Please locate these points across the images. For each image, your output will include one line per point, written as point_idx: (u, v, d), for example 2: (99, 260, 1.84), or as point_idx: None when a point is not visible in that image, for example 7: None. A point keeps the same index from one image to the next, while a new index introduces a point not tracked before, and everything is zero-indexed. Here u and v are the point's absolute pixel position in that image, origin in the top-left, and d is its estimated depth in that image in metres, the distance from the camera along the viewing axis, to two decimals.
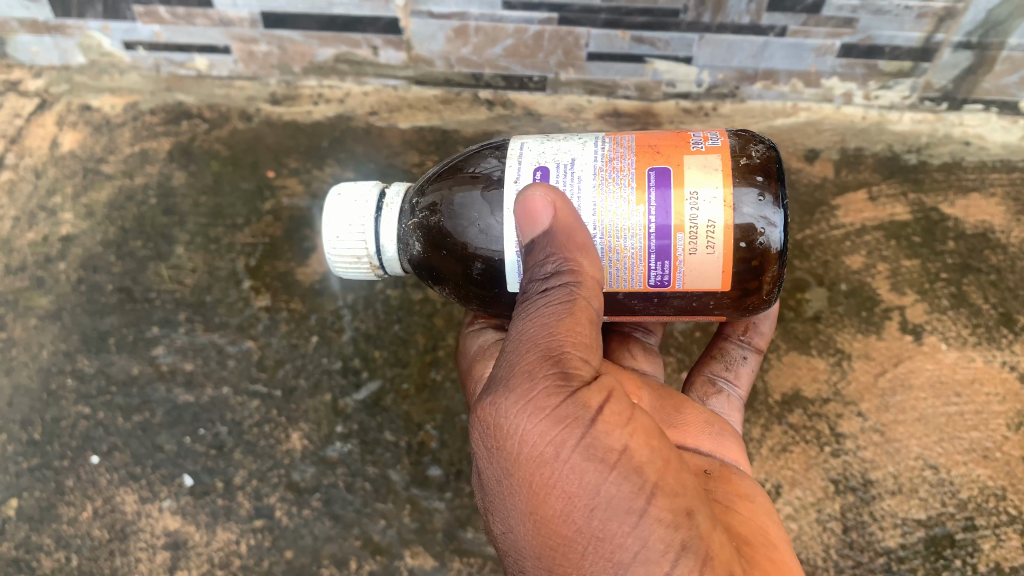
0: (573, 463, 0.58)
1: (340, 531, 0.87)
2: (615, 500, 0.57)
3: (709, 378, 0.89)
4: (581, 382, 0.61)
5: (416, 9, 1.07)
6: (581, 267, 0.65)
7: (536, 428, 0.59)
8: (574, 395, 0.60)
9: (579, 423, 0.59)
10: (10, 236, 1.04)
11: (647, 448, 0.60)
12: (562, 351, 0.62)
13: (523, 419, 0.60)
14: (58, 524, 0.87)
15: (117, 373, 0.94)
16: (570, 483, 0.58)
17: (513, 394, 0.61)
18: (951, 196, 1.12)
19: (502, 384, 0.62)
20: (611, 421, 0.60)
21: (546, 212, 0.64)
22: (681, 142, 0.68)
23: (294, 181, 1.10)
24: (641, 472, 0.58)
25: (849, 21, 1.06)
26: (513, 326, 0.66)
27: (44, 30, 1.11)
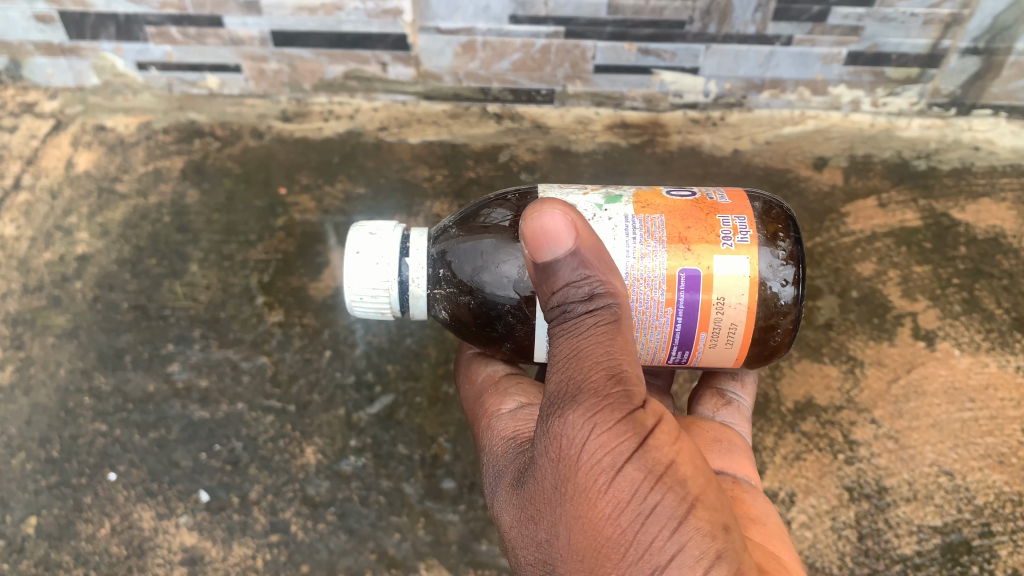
0: (626, 472, 0.58)
1: (355, 545, 0.87)
2: (660, 508, 0.58)
3: (717, 391, 0.87)
4: (640, 400, 0.61)
5: (425, 25, 1.08)
6: (614, 286, 0.63)
7: (597, 438, 0.59)
8: (632, 411, 0.60)
9: (634, 434, 0.59)
10: (27, 256, 1.05)
11: (692, 465, 0.60)
12: (619, 367, 0.61)
13: (588, 428, 0.59)
14: (77, 541, 0.87)
15: (133, 390, 0.95)
16: (620, 491, 0.58)
17: (579, 405, 0.60)
18: (962, 200, 1.11)
19: (566, 395, 0.61)
20: (662, 438, 0.60)
21: (567, 232, 0.62)
22: (709, 209, 0.69)
23: (306, 197, 1.11)
24: (686, 484, 0.59)
25: (855, 29, 1.06)
26: (555, 343, 0.64)
27: (58, 53, 1.13)
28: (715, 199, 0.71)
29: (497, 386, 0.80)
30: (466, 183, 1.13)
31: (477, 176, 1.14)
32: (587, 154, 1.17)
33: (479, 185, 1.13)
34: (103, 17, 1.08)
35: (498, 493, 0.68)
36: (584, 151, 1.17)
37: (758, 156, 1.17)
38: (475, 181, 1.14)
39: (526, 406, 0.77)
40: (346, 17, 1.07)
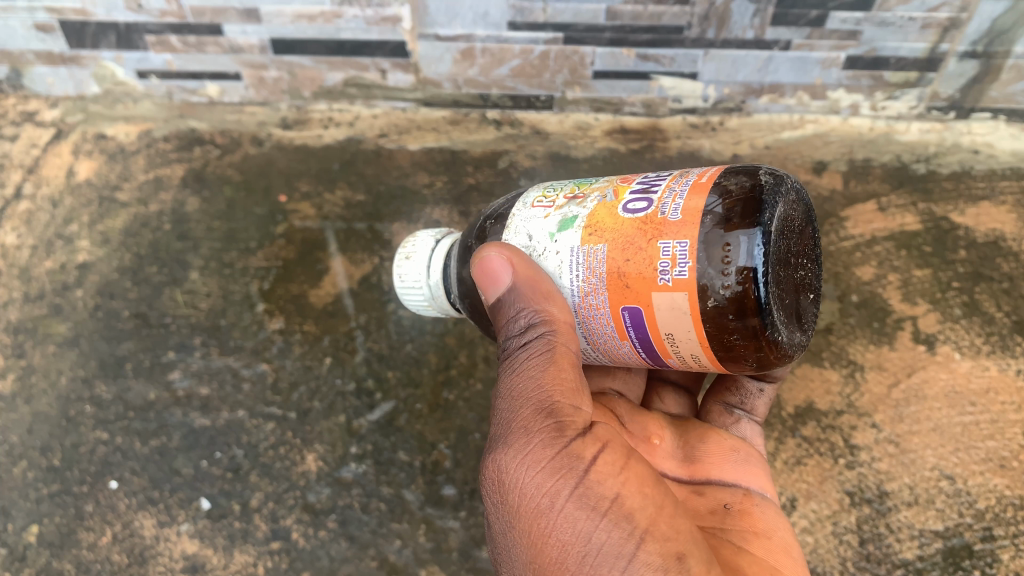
0: (565, 512, 0.62)
1: (356, 552, 0.87)
2: (606, 545, 0.61)
3: (725, 408, 0.87)
4: (573, 432, 0.65)
5: (424, 32, 1.08)
6: (552, 316, 0.67)
7: (534, 480, 0.63)
8: (566, 447, 0.64)
9: (570, 471, 0.63)
10: (28, 264, 1.06)
11: (640, 495, 0.64)
12: (550, 402, 0.66)
13: (522, 470, 0.64)
14: (78, 550, 0.87)
15: (134, 399, 0.96)
16: (564, 531, 0.62)
17: (512, 447, 0.65)
18: (961, 204, 1.12)
19: (502, 440, 0.66)
20: (603, 471, 0.64)
21: (504, 271, 0.67)
22: (654, 233, 0.62)
23: (306, 204, 1.11)
24: (632, 518, 0.62)
25: (853, 34, 1.06)
26: (502, 384, 0.70)
27: (59, 62, 1.13)
28: (666, 216, 0.62)
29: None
30: (465, 189, 1.14)
31: (477, 182, 1.14)
32: (586, 159, 1.17)
33: (479, 192, 1.13)
34: (103, 26, 1.08)
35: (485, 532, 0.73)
36: (583, 156, 1.17)
37: (757, 161, 1.17)
38: (475, 187, 1.14)
39: None
40: (345, 24, 1.07)
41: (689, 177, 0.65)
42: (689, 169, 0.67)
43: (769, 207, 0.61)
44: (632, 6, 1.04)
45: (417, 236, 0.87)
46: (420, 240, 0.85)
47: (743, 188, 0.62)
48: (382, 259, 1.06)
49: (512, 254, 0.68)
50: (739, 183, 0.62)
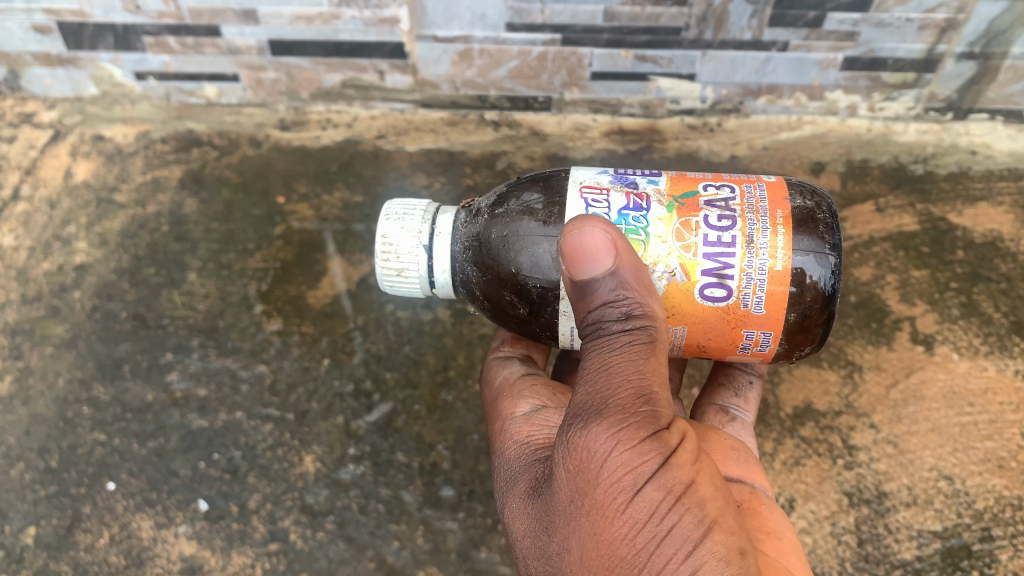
0: (644, 492, 0.58)
1: (354, 553, 0.87)
2: (677, 530, 0.57)
3: (720, 408, 0.88)
4: (664, 419, 0.61)
5: (422, 33, 1.08)
6: (651, 310, 0.64)
7: (618, 456, 0.58)
8: (655, 430, 0.59)
9: (657, 453, 0.59)
10: (26, 266, 1.06)
11: (710, 486, 0.60)
12: (646, 386, 0.61)
13: (609, 443, 0.59)
14: (75, 552, 0.87)
15: (132, 400, 0.95)
16: (638, 511, 0.58)
17: (601, 419, 0.60)
18: (959, 205, 1.12)
19: (584, 413, 0.61)
20: (682, 457, 0.60)
21: (607, 252, 0.62)
22: (736, 321, 0.68)
23: (304, 206, 1.11)
24: (704, 506, 0.59)
25: (851, 35, 1.07)
26: (585, 359, 0.64)
27: (57, 63, 1.13)
28: (749, 308, 0.67)
29: (515, 390, 0.80)
30: (463, 191, 1.14)
31: (475, 183, 1.15)
32: (584, 161, 1.17)
33: (476, 193, 1.14)
34: (101, 28, 1.08)
35: (511, 502, 0.68)
36: (581, 158, 1.18)
37: (754, 162, 1.17)
38: (473, 188, 1.14)
39: (540, 408, 0.76)
40: (343, 26, 1.07)
41: (766, 252, 0.66)
42: (754, 228, 0.67)
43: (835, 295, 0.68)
44: (630, 8, 1.04)
45: (393, 237, 0.78)
46: (403, 250, 0.77)
47: (819, 280, 0.67)
48: None
49: (614, 242, 0.63)
50: (815, 277, 0.67)
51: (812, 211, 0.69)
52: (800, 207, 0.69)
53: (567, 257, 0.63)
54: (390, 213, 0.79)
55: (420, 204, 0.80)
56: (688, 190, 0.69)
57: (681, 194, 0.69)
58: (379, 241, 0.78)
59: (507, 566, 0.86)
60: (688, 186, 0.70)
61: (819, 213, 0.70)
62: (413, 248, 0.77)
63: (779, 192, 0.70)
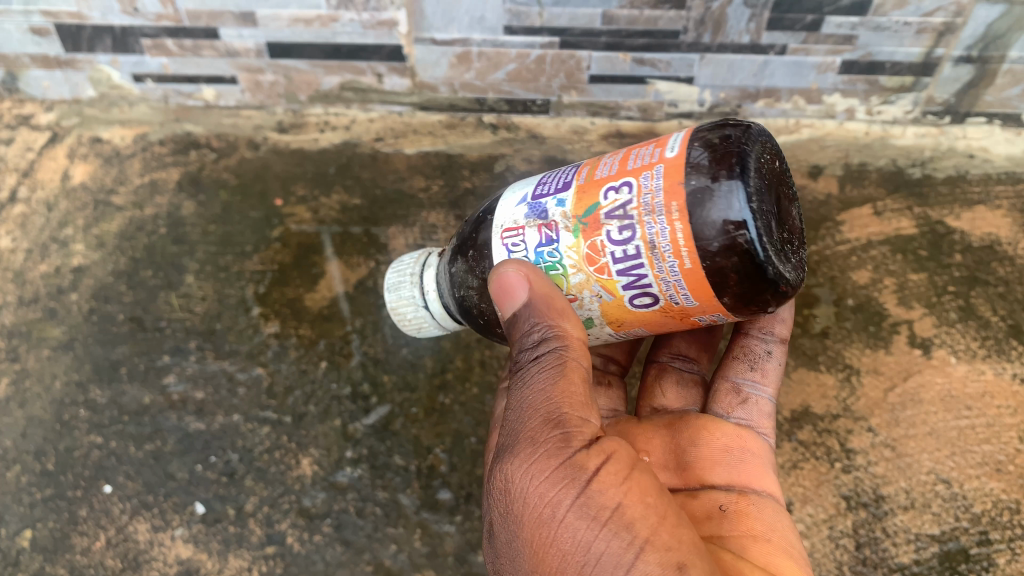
0: (566, 521, 0.63)
1: (351, 557, 0.87)
2: (605, 556, 0.61)
3: (734, 385, 0.85)
4: (581, 444, 0.65)
5: (420, 36, 1.08)
6: (565, 332, 0.69)
7: (537, 491, 0.64)
8: (570, 457, 0.64)
9: (573, 482, 0.63)
10: (23, 268, 1.05)
11: (642, 504, 0.64)
12: (560, 414, 0.66)
13: (527, 480, 0.65)
14: (72, 555, 0.87)
15: (129, 403, 0.95)
16: (565, 540, 0.62)
17: (520, 457, 0.66)
18: (956, 208, 1.12)
19: (509, 451, 0.67)
20: (606, 481, 0.64)
21: (521, 286, 0.68)
22: (679, 312, 0.67)
23: (302, 209, 1.11)
24: (632, 528, 0.62)
25: (849, 38, 1.07)
26: (513, 392, 0.71)
27: (54, 65, 1.13)
28: (683, 305, 0.66)
29: None
30: (461, 194, 1.14)
31: (473, 186, 1.15)
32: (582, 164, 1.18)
33: (475, 196, 1.14)
34: (99, 30, 1.08)
35: None
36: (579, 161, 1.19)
37: None
38: (471, 191, 1.15)
39: None
40: (341, 28, 1.07)
41: (671, 255, 0.62)
42: (653, 232, 0.62)
43: (765, 265, 0.61)
44: (628, 11, 1.04)
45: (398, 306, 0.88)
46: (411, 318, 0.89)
47: (735, 267, 0.61)
48: (379, 264, 1.06)
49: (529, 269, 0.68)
50: (728, 221, 0.60)
51: (710, 187, 0.61)
52: (692, 182, 0.61)
53: (496, 295, 0.70)
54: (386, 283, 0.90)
55: (409, 266, 0.88)
56: (588, 207, 0.66)
57: (584, 211, 0.66)
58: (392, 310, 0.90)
59: None
60: (592, 194, 0.67)
61: (724, 180, 0.61)
62: (416, 311, 0.87)
63: (677, 170, 0.63)
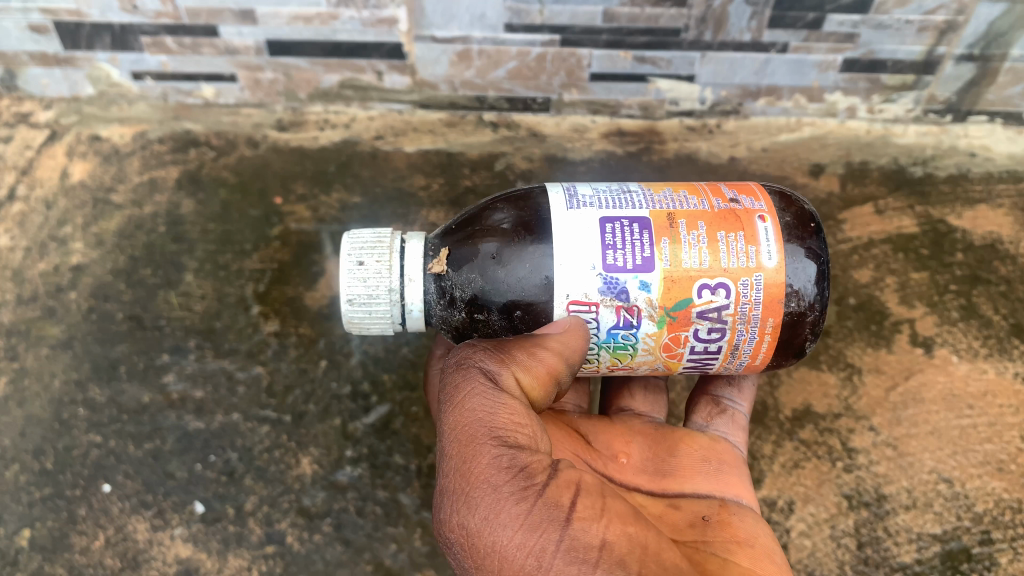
0: (555, 569, 0.59)
1: (351, 556, 0.86)
2: None
3: (713, 399, 0.88)
4: (546, 483, 0.63)
5: (420, 34, 1.08)
6: (522, 375, 0.69)
7: (515, 540, 0.60)
8: (543, 499, 0.61)
9: (554, 525, 0.60)
10: (21, 266, 1.05)
11: (624, 535, 0.61)
12: (518, 455, 0.63)
13: (497, 531, 0.60)
14: (71, 554, 0.87)
15: (128, 402, 0.95)
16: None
17: (483, 506, 0.61)
18: (958, 207, 1.12)
19: (466, 500, 0.62)
20: (585, 517, 0.61)
21: (558, 329, 0.71)
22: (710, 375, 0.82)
23: (302, 207, 1.11)
24: (623, 562, 0.59)
25: (850, 36, 1.07)
26: (448, 429, 0.66)
27: (53, 63, 1.13)
28: (724, 375, 0.81)
29: None
30: (461, 193, 1.14)
31: (473, 185, 1.15)
32: (583, 162, 1.18)
33: (475, 194, 1.14)
34: (97, 27, 1.08)
35: None
36: (580, 159, 1.18)
37: (754, 164, 1.17)
38: (471, 190, 1.15)
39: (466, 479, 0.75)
40: (341, 26, 1.07)
41: (744, 355, 0.76)
42: (742, 338, 0.74)
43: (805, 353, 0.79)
44: (629, 8, 1.04)
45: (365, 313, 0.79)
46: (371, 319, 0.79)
47: (785, 363, 0.79)
48: None
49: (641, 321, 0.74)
50: (802, 300, 0.73)
51: (805, 293, 0.73)
52: (795, 305, 0.73)
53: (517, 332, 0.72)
54: (341, 292, 0.77)
55: (384, 277, 0.77)
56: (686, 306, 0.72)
57: (673, 304, 0.72)
58: (347, 319, 0.79)
59: None
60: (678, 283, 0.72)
61: (800, 276, 0.73)
62: (385, 326, 0.79)
63: (775, 289, 0.72)
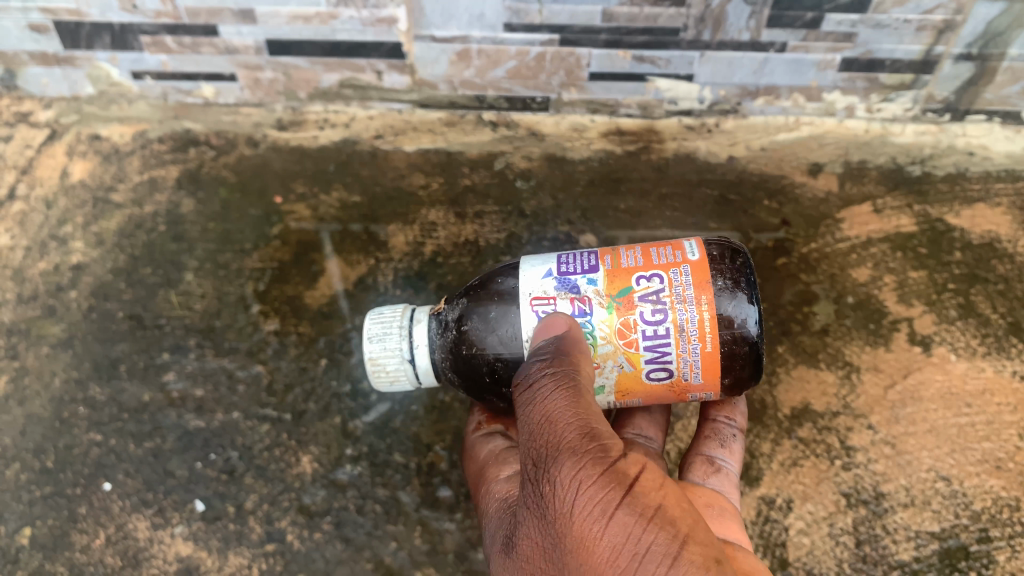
0: (616, 520, 0.60)
1: (351, 554, 0.86)
2: (654, 547, 0.58)
3: (706, 458, 0.85)
4: (616, 452, 0.63)
5: (419, 33, 1.08)
6: (580, 370, 0.69)
7: (583, 492, 0.61)
8: (612, 464, 0.62)
9: (620, 485, 0.61)
10: (22, 265, 1.05)
11: (680, 507, 0.62)
12: (591, 425, 0.65)
13: (571, 486, 0.61)
14: (71, 552, 0.87)
15: (128, 400, 0.95)
16: (615, 536, 0.59)
17: (560, 464, 0.62)
18: (956, 206, 1.12)
19: (547, 460, 0.63)
20: (647, 485, 0.62)
21: (562, 326, 0.71)
22: (683, 390, 0.73)
23: (301, 206, 1.11)
24: (676, 523, 0.60)
25: (849, 35, 1.07)
26: (526, 409, 0.68)
27: (53, 62, 1.13)
28: (691, 384, 0.72)
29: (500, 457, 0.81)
30: (461, 192, 1.15)
31: (472, 184, 1.16)
32: (582, 161, 1.19)
33: (474, 194, 1.15)
34: (97, 27, 1.08)
35: (492, 561, 0.69)
36: (579, 158, 1.19)
37: (752, 163, 1.19)
38: (471, 189, 1.15)
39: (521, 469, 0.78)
40: (340, 26, 1.07)
41: (694, 339, 0.70)
42: (684, 318, 0.70)
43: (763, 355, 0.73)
44: (628, 8, 1.04)
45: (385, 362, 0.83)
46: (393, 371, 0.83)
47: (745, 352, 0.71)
48: (379, 262, 1.07)
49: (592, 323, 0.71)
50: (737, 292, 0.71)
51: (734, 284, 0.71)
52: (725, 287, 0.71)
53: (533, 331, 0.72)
54: (364, 338, 0.83)
55: (396, 319, 0.83)
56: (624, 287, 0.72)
57: (617, 291, 0.72)
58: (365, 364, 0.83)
59: None
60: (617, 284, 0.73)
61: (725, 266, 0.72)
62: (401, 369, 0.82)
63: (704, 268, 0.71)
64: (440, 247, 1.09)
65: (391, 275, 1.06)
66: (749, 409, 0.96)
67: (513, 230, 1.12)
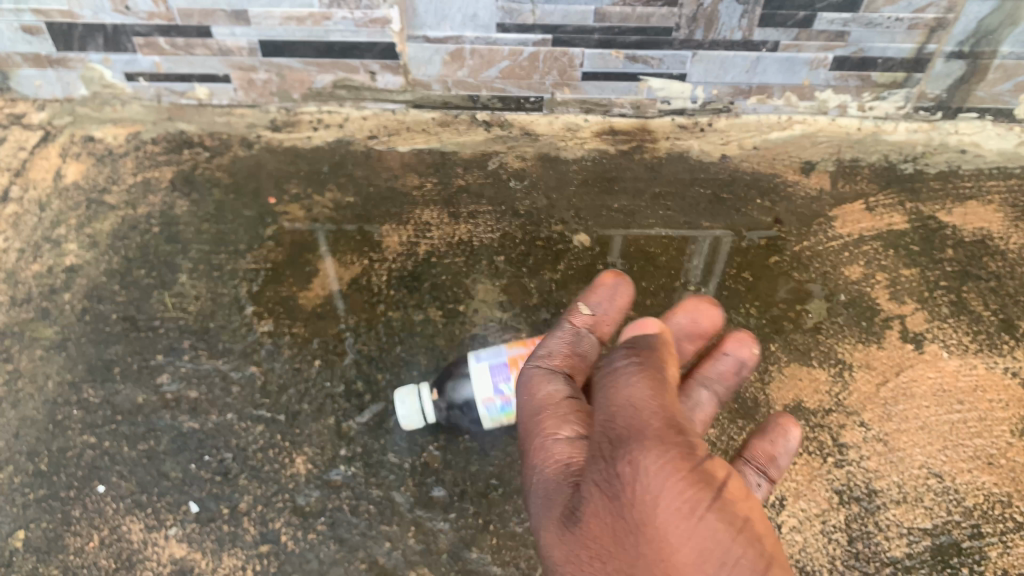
0: (702, 520, 0.52)
1: (345, 555, 0.85)
2: (741, 561, 0.50)
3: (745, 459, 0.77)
4: (704, 455, 0.56)
5: (414, 34, 1.11)
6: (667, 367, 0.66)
7: (668, 484, 0.53)
8: (698, 463, 0.55)
9: (708, 486, 0.54)
10: (15, 268, 1.04)
11: (767, 527, 0.54)
12: (681, 425, 0.58)
13: (656, 477, 0.54)
14: (65, 556, 0.84)
15: (122, 402, 0.94)
16: (700, 541, 0.51)
17: (644, 454, 0.55)
18: (948, 204, 1.14)
19: (630, 446, 0.57)
20: (735, 493, 0.55)
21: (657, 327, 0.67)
22: None
23: (295, 207, 1.11)
24: (764, 543, 0.52)
25: (840, 35, 1.10)
26: (606, 393, 0.62)
27: (46, 64, 1.14)
28: None
29: None
30: (455, 192, 1.15)
31: (467, 184, 1.16)
32: (575, 160, 1.21)
33: (469, 193, 1.15)
34: (91, 28, 1.09)
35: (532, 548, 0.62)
36: (572, 158, 1.21)
37: (745, 161, 1.20)
38: (465, 189, 1.16)
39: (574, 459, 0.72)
40: (333, 27, 1.10)
41: None
42: None
43: None
44: (620, 8, 1.08)
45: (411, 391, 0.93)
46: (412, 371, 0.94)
47: None
48: (372, 263, 1.07)
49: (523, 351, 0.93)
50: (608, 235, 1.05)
51: None
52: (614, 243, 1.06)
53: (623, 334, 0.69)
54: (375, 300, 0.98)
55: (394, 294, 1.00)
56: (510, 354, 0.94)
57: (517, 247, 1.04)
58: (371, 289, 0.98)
59: (500, 568, 0.85)
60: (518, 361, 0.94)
61: None
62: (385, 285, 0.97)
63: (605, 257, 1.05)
64: (434, 247, 1.09)
65: (385, 275, 1.06)
66: (742, 407, 0.96)
67: (506, 230, 1.12)
